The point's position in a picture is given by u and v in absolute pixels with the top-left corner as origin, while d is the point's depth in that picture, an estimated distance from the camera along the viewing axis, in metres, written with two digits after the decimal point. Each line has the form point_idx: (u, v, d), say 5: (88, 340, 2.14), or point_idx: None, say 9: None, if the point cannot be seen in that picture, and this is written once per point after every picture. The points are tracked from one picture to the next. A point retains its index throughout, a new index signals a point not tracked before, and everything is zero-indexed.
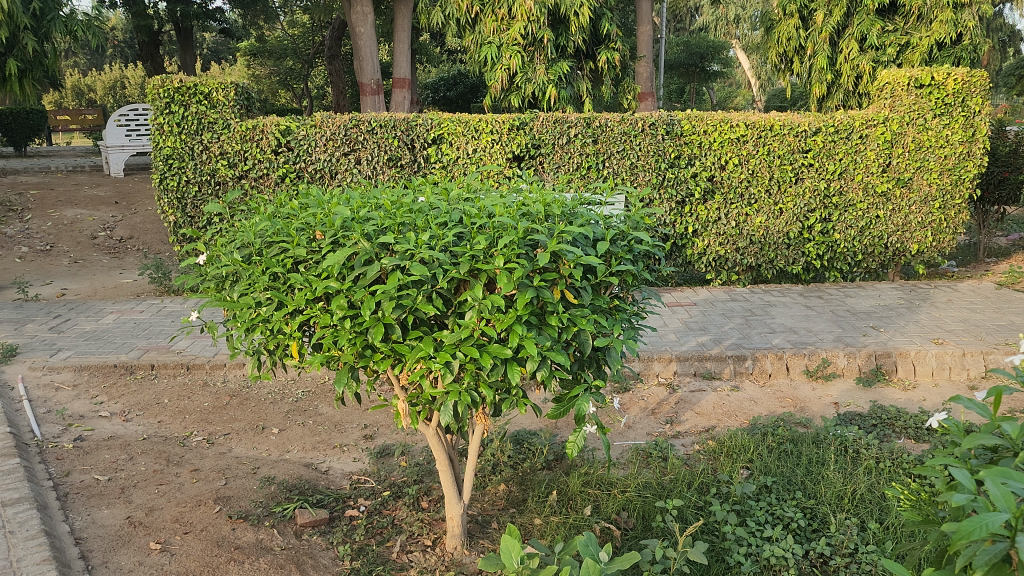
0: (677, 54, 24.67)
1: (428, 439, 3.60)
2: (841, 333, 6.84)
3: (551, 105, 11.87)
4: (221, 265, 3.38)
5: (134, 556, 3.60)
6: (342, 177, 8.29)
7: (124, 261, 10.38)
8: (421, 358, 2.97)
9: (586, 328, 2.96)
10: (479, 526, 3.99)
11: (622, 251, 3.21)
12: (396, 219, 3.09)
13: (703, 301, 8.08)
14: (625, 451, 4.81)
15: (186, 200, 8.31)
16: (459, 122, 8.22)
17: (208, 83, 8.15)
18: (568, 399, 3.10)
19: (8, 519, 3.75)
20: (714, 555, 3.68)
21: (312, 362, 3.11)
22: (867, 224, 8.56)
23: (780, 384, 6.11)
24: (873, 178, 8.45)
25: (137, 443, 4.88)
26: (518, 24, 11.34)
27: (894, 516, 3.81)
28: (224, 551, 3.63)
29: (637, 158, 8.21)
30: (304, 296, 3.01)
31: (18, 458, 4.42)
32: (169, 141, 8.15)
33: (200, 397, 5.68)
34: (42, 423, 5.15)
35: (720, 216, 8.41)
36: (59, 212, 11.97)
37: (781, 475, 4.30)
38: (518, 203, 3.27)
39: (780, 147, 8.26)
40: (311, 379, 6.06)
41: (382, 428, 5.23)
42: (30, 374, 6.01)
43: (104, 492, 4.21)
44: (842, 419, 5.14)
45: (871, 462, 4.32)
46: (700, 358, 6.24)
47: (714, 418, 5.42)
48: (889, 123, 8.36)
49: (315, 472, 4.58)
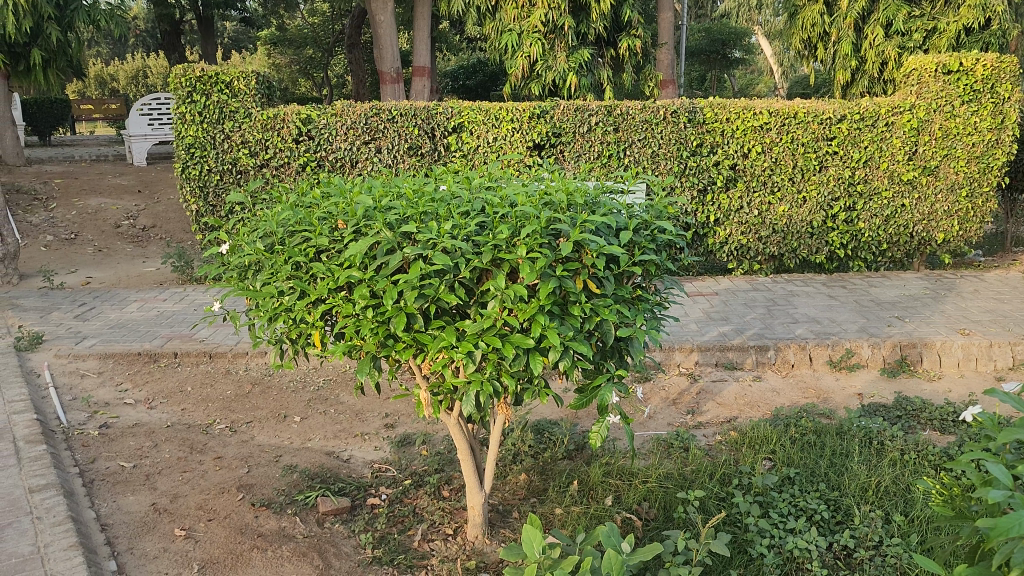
0: (698, 41, 24.52)
1: (450, 428, 3.60)
2: (865, 324, 6.76)
3: (571, 94, 11.82)
4: (244, 255, 3.38)
5: (159, 542, 3.63)
6: (363, 166, 8.30)
7: (147, 250, 10.44)
8: (442, 348, 2.97)
9: (609, 319, 2.95)
10: (499, 516, 4.00)
11: (645, 241, 3.17)
12: (418, 208, 3.08)
13: (725, 290, 8.01)
14: (646, 442, 4.78)
15: (207, 188, 8.40)
16: (479, 111, 8.21)
17: (229, 72, 8.20)
18: (591, 389, 3.09)
19: (36, 505, 3.80)
20: (736, 546, 3.65)
21: (334, 351, 3.12)
22: (892, 213, 8.44)
23: (803, 375, 6.06)
24: (899, 166, 8.32)
25: (162, 430, 4.93)
26: (539, 11, 11.25)
27: (920, 508, 3.77)
28: (248, 539, 3.66)
29: (658, 146, 8.15)
30: (326, 285, 3.01)
31: (45, 444, 4.48)
32: (191, 130, 8.22)
33: (223, 385, 5.73)
34: (68, 410, 5.21)
35: (742, 204, 8.34)
36: (83, 201, 12.08)
37: (804, 466, 4.26)
38: (540, 192, 3.24)
39: (804, 134, 8.17)
40: (333, 368, 6.08)
41: (402, 418, 5.24)
42: (56, 362, 6.09)
43: (129, 479, 4.25)
44: (866, 410, 5.08)
45: (895, 454, 4.27)
46: (722, 348, 6.20)
47: (735, 408, 5.38)
48: (916, 111, 8.24)
49: (337, 460, 4.60)
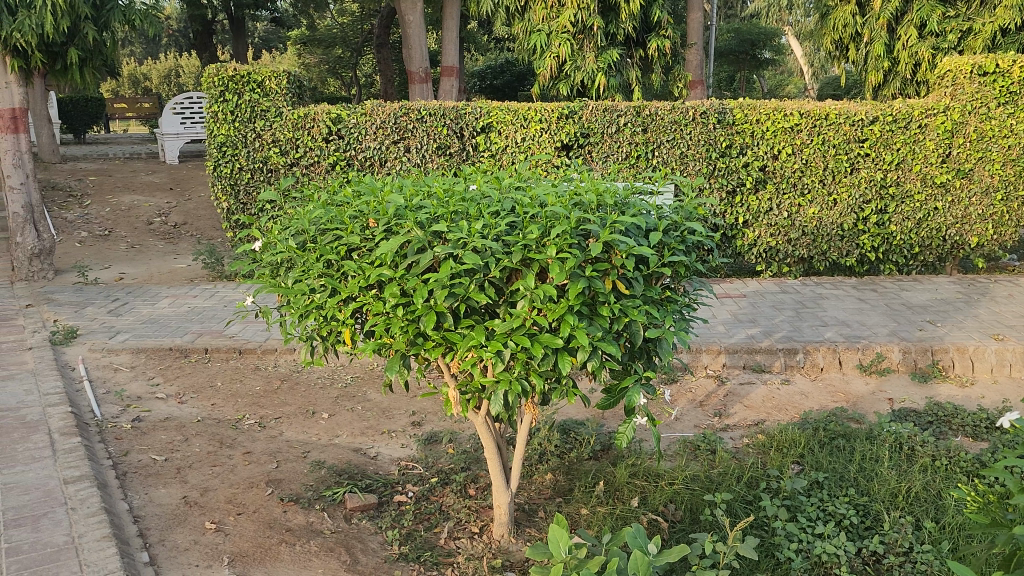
0: (727, 40, 24.31)
1: (477, 428, 3.62)
2: (895, 327, 6.69)
3: (599, 94, 11.78)
4: (277, 252, 3.42)
5: (190, 535, 3.68)
6: (391, 165, 8.35)
7: (178, 247, 10.57)
8: (472, 347, 2.99)
9: (637, 319, 2.96)
10: (525, 515, 4.01)
11: (675, 242, 3.17)
12: (449, 207, 3.10)
13: (752, 292, 7.97)
14: (673, 443, 4.77)
15: (239, 186, 8.51)
16: (508, 111, 8.22)
17: (261, 72, 8.30)
18: (618, 390, 3.10)
19: (70, 496, 3.86)
20: (763, 550, 3.63)
21: (365, 349, 3.15)
22: (924, 216, 8.32)
23: (832, 378, 6.00)
24: (932, 169, 8.20)
25: (191, 425, 4.99)
26: (568, 11, 11.26)
27: (952, 515, 3.73)
28: (276, 534, 3.71)
29: (687, 147, 8.12)
30: (357, 283, 3.04)
31: (79, 437, 4.55)
32: (223, 128, 8.34)
33: (252, 380, 5.80)
34: (102, 403, 5.29)
35: (772, 206, 8.27)
36: (117, 198, 12.27)
37: (833, 471, 4.22)
38: (570, 193, 3.24)
39: (835, 136, 8.09)
40: (361, 366, 6.12)
41: (429, 415, 5.27)
42: (90, 356, 6.18)
43: (161, 472, 4.31)
44: (896, 415, 5.02)
45: (927, 459, 4.21)
46: (750, 350, 6.16)
47: (764, 411, 5.35)
48: (950, 113, 8.12)
49: (364, 457, 4.64)
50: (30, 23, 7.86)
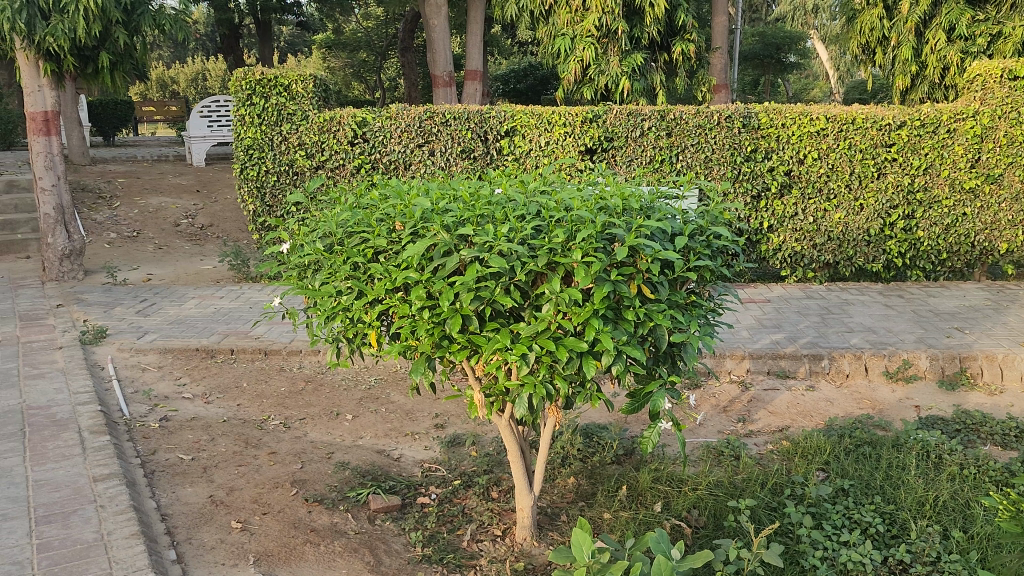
0: (752, 45, 24.15)
1: (501, 430, 3.63)
2: (923, 334, 6.61)
3: (623, 98, 11.77)
4: (304, 254, 3.44)
5: (216, 533, 3.72)
6: (416, 168, 8.39)
7: (204, 248, 10.69)
8: (497, 350, 2.99)
9: (663, 324, 2.95)
10: (548, 518, 4.02)
11: (700, 247, 3.17)
12: (475, 211, 3.12)
13: (777, 297, 7.92)
14: (696, 449, 4.75)
15: (265, 189, 8.59)
16: (532, 115, 8.24)
17: (288, 75, 8.37)
18: (643, 394, 3.10)
19: (100, 494, 3.92)
20: (788, 557, 3.61)
21: (390, 351, 3.17)
22: (953, 221, 8.22)
23: (858, 385, 5.95)
24: (961, 174, 8.10)
25: (218, 425, 5.05)
26: (592, 15, 11.27)
27: (980, 525, 3.70)
28: (301, 533, 3.74)
29: (711, 151, 8.10)
30: (383, 286, 3.06)
31: (108, 435, 4.62)
32: (250, 132, 8.43)
33: (277, 381, 5.85)
34: (131, 402, 5.36)
35: (797, 211, 8.23)
36: (144, 199, 12.43)
37: (859, 478, 4.19)
38: (596, 197, 3.25)
39: (862, 140, 8.02)
40: (385, 368, 6.15)
41: (452, 418, 5.29)
42: (118, 356, 6.26)
43: (188, 471, 4.36)
44: (924, 422, 4.97)
45: (955, 468, 4.17)
46: (774, 356, 6.11)
47: (788, 417, 5.32)
48: (980, 117, 8.03)
49: (388, 459, 4.66)
50: (62, 27, 7.98)
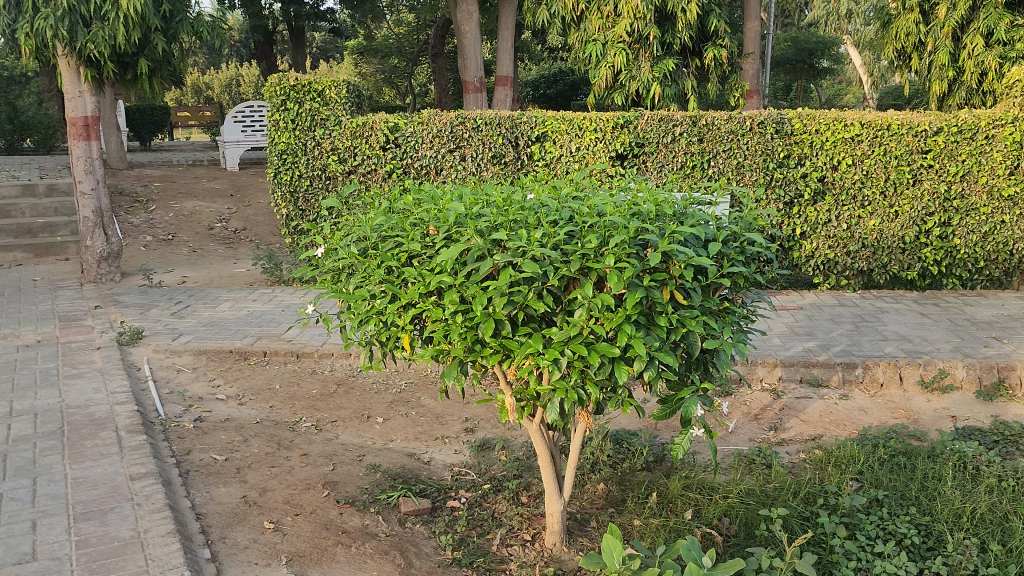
0: (784, 49, 23.91)
1: (532, 435, 3.63)
2: (959, 344, 6.51)
3: (653, 104, 11.75)
4: (339, 258, 3.48)
5: (249, 533, 3.77)
6: (447, 173, 8.43)
7: (238, 251, 10.84)
8: (529, 354, 3.00)
9: (696, 329, 2.93)
10: (578, 524, 4.01)
11: (734, 253, 3.15)
12: (508, 216, 3.13)
13: (810, 305, 7.84)
14: (727, 456, 4.71)
15: (298, 193, 8.70)
16: (563, 120, 8.24)
17: (322, 81, 8.45)
18: (674, 400, 3.07)
19: (137, 492, 3.99)
20: (821, 567, 3.55)
21: (423, 355, 3.18)
22: (991, 229, 8.06)
23: (892, 395, 5.86)
24: (999, 181, 7.95)
25: (251, 426, 5.11)
26: (624, 21, 11.21)
27: (1019, 539, 3.63)
28: (333, 535, 3.77)
29: (743, 157, 8.06)
30: (417, 289, 3.09)
31: (144, 435, 4.69)
32: (284, 137, 8.54)
33: (309, 384, 5.91)
34: (166, 403, 5.44)
35: (831, 218, 8.15)
36: (180, 203, 12.62)
37: (893, 489, 4.13)
38: (629, 202, 3.24)
39: (897, 147, 7.92)
40: (415, 371, 6.19)
41: (482, 422, 5.30)
42: (154, 357, 6.37)
43: (221, 472, 4.41)
44: (960, 433, 4.89)
45: (993, 480, 4.09)
46: (806, 364, 6.05)
47: (821, 426, 5.26)
48: (1019, 124, 7.87)
49: (418, 462, 4.69)
50: (103, 34, 8.18)
